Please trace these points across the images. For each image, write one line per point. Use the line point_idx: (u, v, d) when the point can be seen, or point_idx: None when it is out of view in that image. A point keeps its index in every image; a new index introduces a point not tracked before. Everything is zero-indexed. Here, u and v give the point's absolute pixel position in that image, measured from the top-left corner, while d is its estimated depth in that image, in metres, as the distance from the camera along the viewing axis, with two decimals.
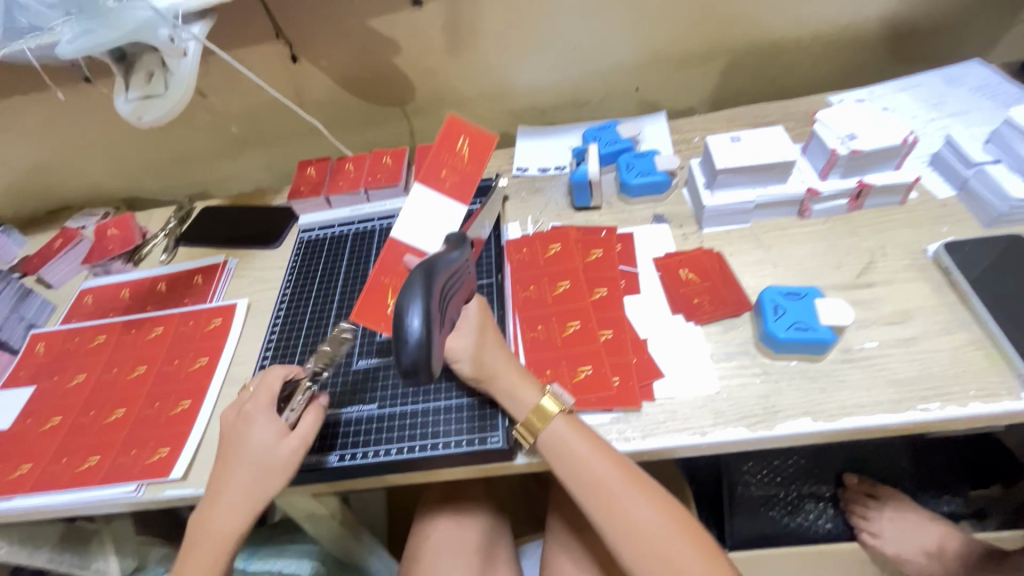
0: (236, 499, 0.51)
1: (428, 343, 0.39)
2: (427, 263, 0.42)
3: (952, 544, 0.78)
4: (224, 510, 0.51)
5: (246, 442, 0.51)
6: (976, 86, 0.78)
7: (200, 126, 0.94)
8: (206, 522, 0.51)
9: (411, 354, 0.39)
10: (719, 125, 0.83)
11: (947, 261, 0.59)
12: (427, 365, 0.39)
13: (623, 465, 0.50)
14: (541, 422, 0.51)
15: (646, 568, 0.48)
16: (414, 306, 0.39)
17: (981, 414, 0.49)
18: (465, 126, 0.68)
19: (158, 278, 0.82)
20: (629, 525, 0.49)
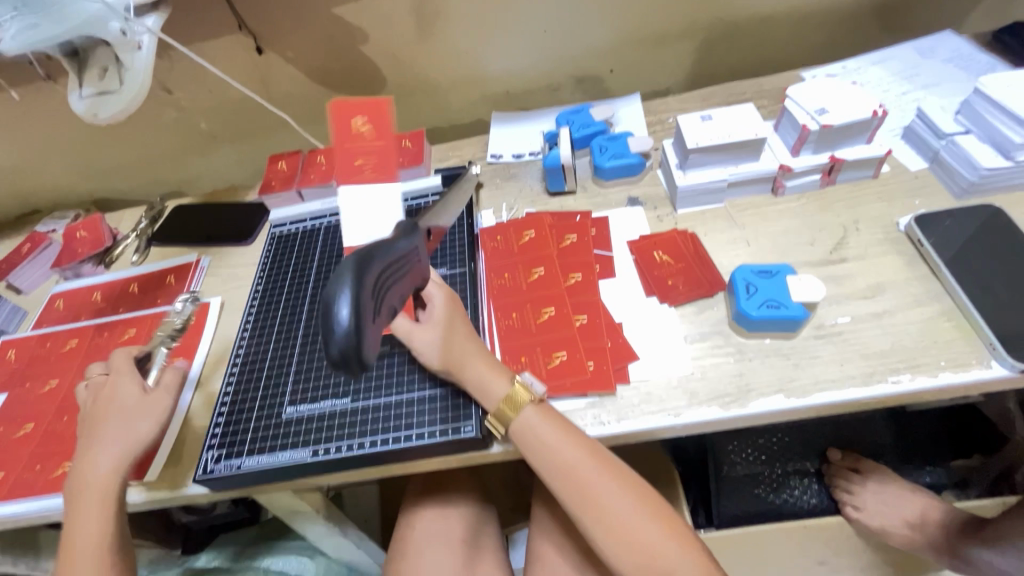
0: (109, 456, 0.55)
1: (359, 332, 0.36)
2: (361, 248, 0.38)
3: (933, 514, 0.79)
4: (104, 467, 0.54)
5: (113, 395, 0.57)
6: (949, 57, 0.77)
7: (166, 122, 0.92)
8: (84, 482, 0.54)
9: (340, 345, 0.35)
10: (693, 105, 0.82)
11: (918, 233, 0.59)
12: (358, 358, 0.36)
13: (596, 454, 0.50)
14: (513, 412, 0.51)
15: (619, 553, 0.48)
16: (343, 294, 0.35)
17: (951, 384, 0.50)
18: (353, 107, 0.70)
19: (131, 279, 0.81)
20: (602, 513, 0.49)
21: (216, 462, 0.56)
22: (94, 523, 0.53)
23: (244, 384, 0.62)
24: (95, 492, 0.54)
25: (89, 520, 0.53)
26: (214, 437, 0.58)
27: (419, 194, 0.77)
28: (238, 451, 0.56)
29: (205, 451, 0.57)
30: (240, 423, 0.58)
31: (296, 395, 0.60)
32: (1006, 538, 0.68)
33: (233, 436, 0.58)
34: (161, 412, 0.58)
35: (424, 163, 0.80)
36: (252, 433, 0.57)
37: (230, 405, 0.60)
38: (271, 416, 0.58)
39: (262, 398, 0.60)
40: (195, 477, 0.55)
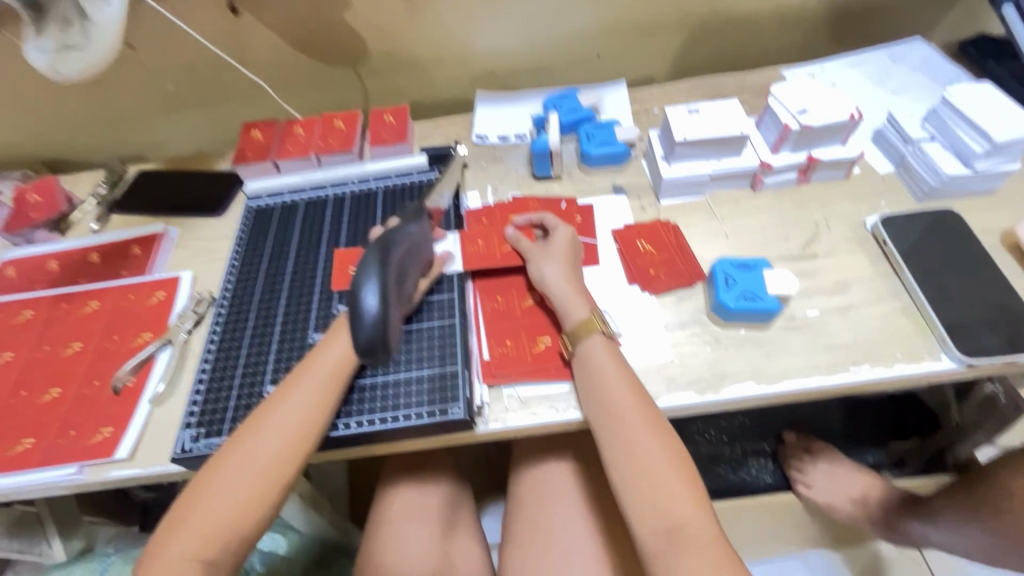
0: (303, 406, 0.51)
1: (380, 322, 0.44)
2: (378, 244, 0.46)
3: (876, 492, 0.85)
4: (287, 417, 0.51)
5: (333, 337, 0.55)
6: (918, 64, 0.81)
7: (128, 81, 0.86)
8: (256, 427, 0.51)
9: (366, 334, 0.44)
10: (677, 97, 0.83)
11: (883, 233, 0.63)
12: (384, 339, 0.44)
13: (638, 391, 0.51)
14: (584, 335, 0.55)
15: (635, 491, 0.47)
16: (366, 293, 0.44)
17: (905, 374, 0.54)
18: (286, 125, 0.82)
19: (91, 248, 0.77)
20: (630, 447, 0.49)
21: (195, 441, 0.55)
22: (237, 471, 0.49)
23: (222, 363, 0.60)
24: (250, 437, 0.50)
25: (232, 463, 0.49)
26: (192, 416, 0.56)
27: (404, 172, 0.76)
28: (218, 430, 0.55)
29: (182, 429, 0.56)
30: (219, 402, 0.57)
31: (278, 374, 0.58)
32: (939, 512, 0.74)
33: (212, 415, 0.56)
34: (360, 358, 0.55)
35: (408, 139, 0.78)
36: (232, 412, 0.56)
37: (208, 383, 0.59)
38: (251, 395, 0.57)
39: (242, 377, 0.59)
40: (172, 456, 0.54)
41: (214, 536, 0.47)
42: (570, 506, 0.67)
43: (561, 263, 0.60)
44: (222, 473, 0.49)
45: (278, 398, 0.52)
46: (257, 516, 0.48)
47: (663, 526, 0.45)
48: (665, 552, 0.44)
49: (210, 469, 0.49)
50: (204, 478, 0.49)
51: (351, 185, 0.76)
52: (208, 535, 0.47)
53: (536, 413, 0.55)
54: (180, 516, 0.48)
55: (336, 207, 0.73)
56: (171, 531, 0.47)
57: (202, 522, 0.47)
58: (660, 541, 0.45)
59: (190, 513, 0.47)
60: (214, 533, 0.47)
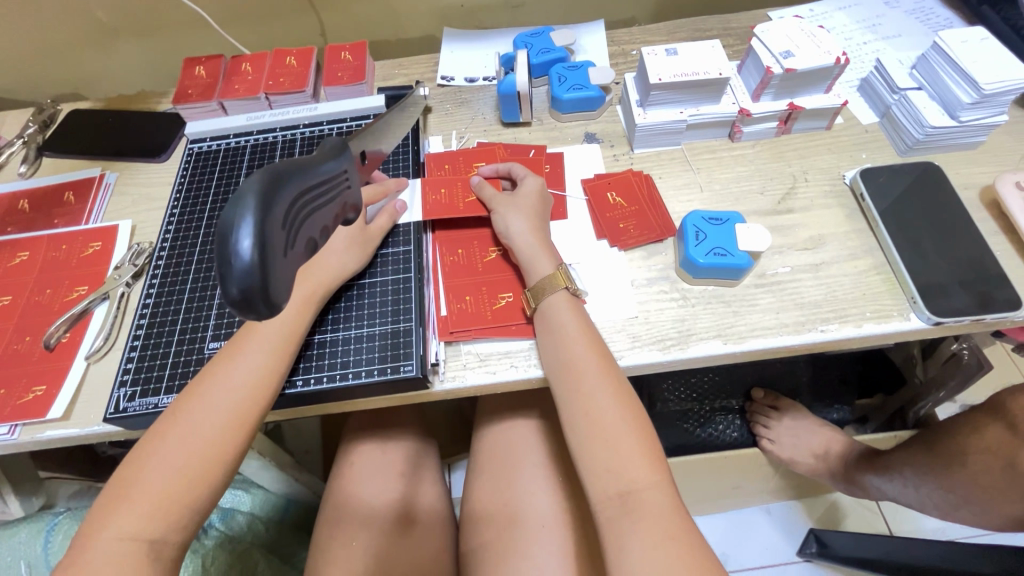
0: (251, 369, 0.48)
1: (263, 267, 0.30)
2: (270, 168, 0.33)
3: (836, 446, 0.87)
4: (233, 382, 0.48)
5: None
6: (911, 8, 0.76)
7: (51, 8, 0.77)
8: (197, 395, 0.47)
9: (239, 281, 0.30)
10: (657, 38, 0.78)
11: (861, 188, 0.60)
12: (263, 297, 0.31)
13: (600, 350, 0.49)
14: (548, 291, 0.52)
15: (591, 453, 0.46)
16: (243, 222, 0.30)
17: (874, 333, 0.53)
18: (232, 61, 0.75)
19: (20, 194, 0.70)
20: (588, 408, 0.47)
21: (129, 400, 0.51)
22: (183, 440, 0.45)
23: (160, 319, 0.56)
24: (194, 404, 0.47)
25: (175, 431, 0.46)
26: (126, 374, 0.53)
27: (360, 115, 0.70)
28: (155, 389, 0.52)
29: (117, 388, 0.52)
30: (156, 360, 0.54)
31: (220, 330, 0.55)
32: (896, 468, 0.76)
33: (148, 373, 0.53)
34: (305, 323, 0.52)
35: (366, 79, 0.72)
36: (170, 370, 0.53)
37: (144, 340, 0.55)
38: (191, 353, 0.54)
39: (181, 334, 0.55)
40: (106, 415, 0.51)
41: (158, 510, 0.43)
42: (534, 462, 0.66)
43: (526, 215, 0.56)
44: (165, 442, 0.45)
45: (221, 362, 0.49)
46: (206, 485, 0.45)
47: (617, 491, 0.44)
48: (619, 516, 0.43)
49: (152, 438, 0.46)
50: (146, 449, 0.45)
51: (302, 129, 0.70)
52: (149, 509, 0.43)
53: (494, 371, 0.53)
54: (118, 493, 0.44)
55: (285, 152, 0.68)
56: (111, 509, 0.43)
57: (143, 495, 0.43)
58: (612, 505, 0.44)
59: (130, 486, 0.44)
60: (158, 506, 0.43)
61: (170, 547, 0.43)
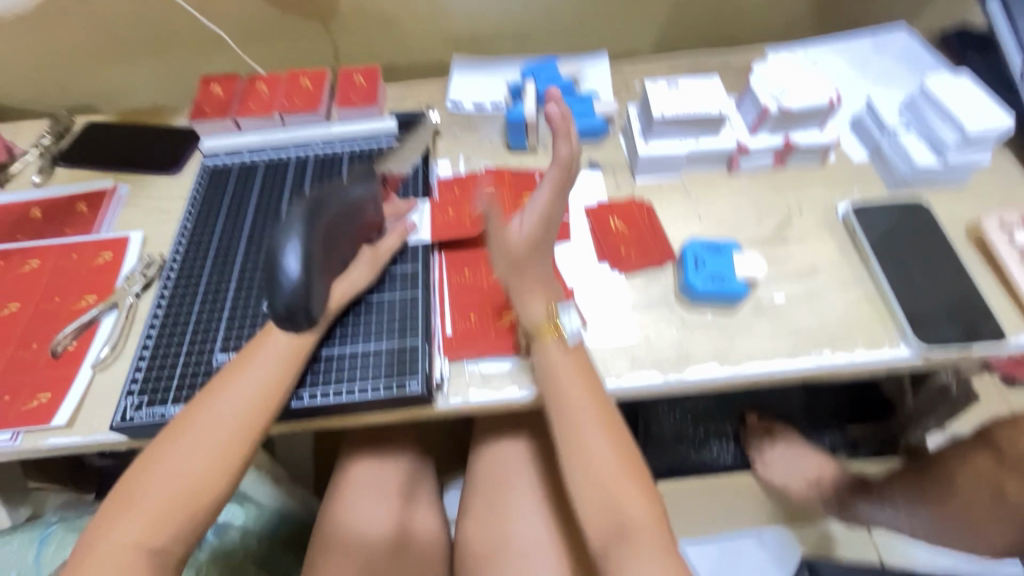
0: (259, 382, 0.49)
1: (302, 283, 0.48)
2: (312, 199, 0.50)
3: (829, 473, 0.87)
4: (241, 394, 0.48)
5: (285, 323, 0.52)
6: (900, 52, 0.80)
7: (75, 24, 0.79)
8: (204, 408, 0.48)
9: (286, 301, 0.48)
10: (659, 72, 0.81)
11: (853, 221, 0.62)
12: (302, 312, 0.49)
13: (593, 389, 0.50)
14: (539, 340, 0.52)
15: (587, 492, 0.48)
16: (291, 250, 0.47)
17: (865, 362, 0.54)
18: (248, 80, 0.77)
19: (33, 202, 0.72)
20: (583, 453, 0.49)
21: (136, 410, 0.52)
22: (189, 450, 0.46)
23: (169, 330, 0.57)
24: (202, 416, 0.47)
25: (183, 442, 0.46)
26: (135, 383, 0.54)
27: (371, 136, 0.72)
28: (162, 399, 0.53)
29: (125, 397, 0.53)
30: (164, 370, 0.54)
31: (228, 342, 0.56)
32: (888, 496, 0.77)
33: (156, 383, 0.54)
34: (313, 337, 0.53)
35: (377, 102, 0.75)
36: (178, 380, 0.54)
37: (153, 350, 0.56)
38: (199, 364, 0.55)
39: (190, 345, 0.56)
40: (112, 424, 0.51)
41: (162, 518, 0.44)
42: (530, 482, 0.67)
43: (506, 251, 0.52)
44: (171, 452, 0.46)
45: (230, 376, 0.49)
46: (209, 495, 0.46)
47: (613, 523, 0.47)
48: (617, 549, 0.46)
49: (158, 447, 0.46)
50: (152, 458, 0.46)
51: (315, 148, 0.72)
52: (154, 518, 0.44)
53: (497, 390, 0.54)
54: (124, 502, 0.44)
55: (298, 170, 0.70)
56: (115, 518, 0.43)
57: (148, 503, 0.44)
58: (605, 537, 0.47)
59: (135, 495, 0.44)
60: (162, 515, 0.44)
61: (170, 558, 0.44)
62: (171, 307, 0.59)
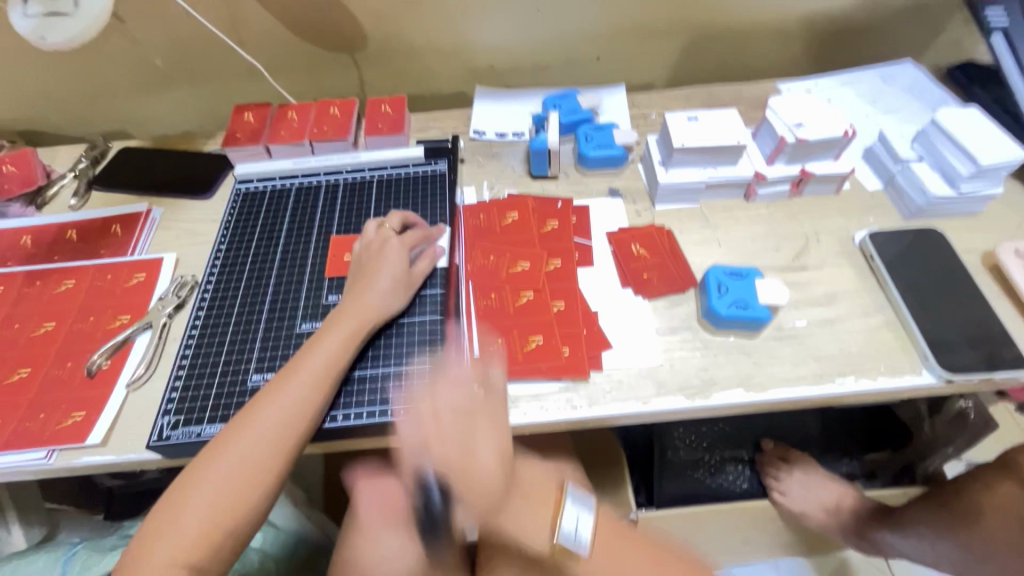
0: (296, 402, 0.50)
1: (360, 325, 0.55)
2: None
3: (848, 501, 0.86)
4: (277, 414, 0.49)
5: (316, 349, 0.53)
6: (908, 86, 0.83)
7: (116, 54, 0.83)
8: (238, 431, 0.48)
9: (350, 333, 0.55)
10: (675, 103, 0.84)
11: (871, 248, 0.64)
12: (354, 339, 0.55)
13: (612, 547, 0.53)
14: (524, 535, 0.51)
15: None
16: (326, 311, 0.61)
17: (888, 387, 0.55)
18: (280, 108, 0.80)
19: (69, 224, 0.74)
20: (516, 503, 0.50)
21: (173, 428, 0.53)
22: (228, 469, 0.47)
23: (204, 350, 0.58)
24: (236, 439, 0.48)
25: (218, 466, 0.47)
26: (171, 402, 0.55)
27: (400, 163, 0.75)
28: (198, 418, 0.53)
29: (161, 416, 0.54)
30: (200, 390, 0.55)
31: (263, 363, 0.57)
32: (911, 525, 0.76)
33: (192, 402, 0.55)
34: (343, 359, 0.53)
35: (404, 131, 0.77)
36: (214, 400, 0.55)
37: (189, 370, 0.57)
38: (234, 384, 0.56)
39: (225, 365, 0.57)
40: (149, 443, 0.52)
41: (203, 536, 0.45)
42: None
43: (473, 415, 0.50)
44: (209, 474, 0.46)
45: (262, 400, 0.50)
46: (247, 514, 0.47)
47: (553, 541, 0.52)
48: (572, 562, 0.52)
49: (195, 468, 0.47)
50: (191, 476, 0.47)
51: (344, 173, 0.74)
52: (193, 535, 0.44)
53: (526, 412, 0.54)
54: (164, 521, 0.45)
55: (328, 195, 0.72)
56: (156, 535, 0.44)
57: (188, 522, 0.45)
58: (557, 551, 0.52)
59: (175, 514, 0.45)
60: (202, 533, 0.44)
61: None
62: (205, 328, 0.60)
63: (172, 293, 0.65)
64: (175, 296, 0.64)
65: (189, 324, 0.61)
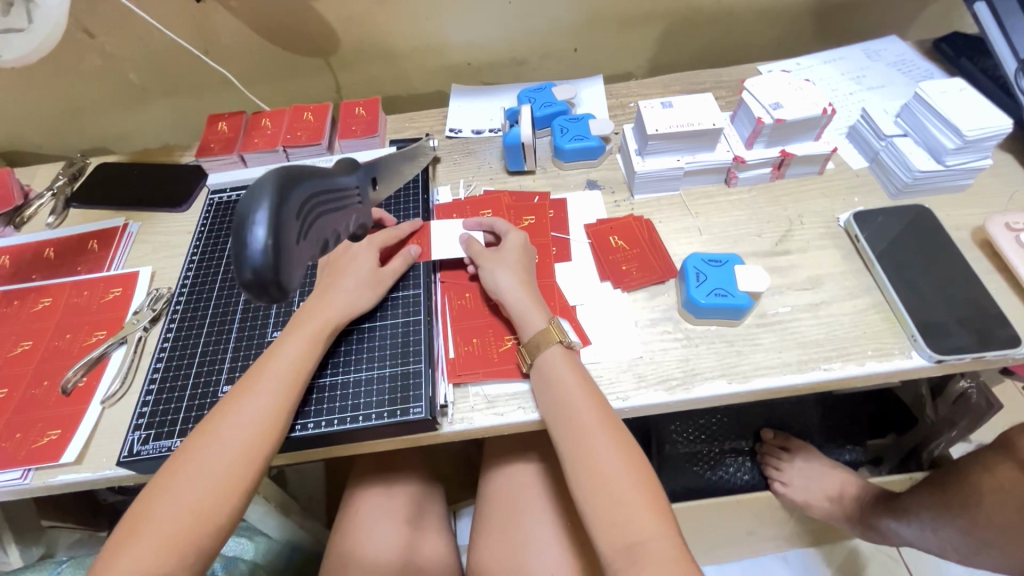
0: (258, 406, 0.49)
1: (273, 253, 0.38)
2: (286, 168, 0.41)
3: (851, 489, 0.84)
4: (241, 423, 0.48)
5: (280, 357, 0.52)
6: (893, 61, 0.81)
7: (89, 71, 0.83)
8: (202, 444, 0.48)
9: (254, 264, 0.37)
10: (654, 91, 0.82)
11: (856, 230, 0.62)
12: (272, 281, 0.38)
13: (608, 420, 0.49)
14: (543, 346, 0.52)
15: (597, 504, 0.46)
16: (258, 214, 0.38)
17: (876, 372, 0.53)
18: (255, 117, 0.79)
19: (46, 243, 0.73)
20: (591, 461, 0.47)
21: (143, 444, 0.52)
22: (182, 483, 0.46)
23: (176, 363, 0.58)
24: (200, 451, 0.47)
25: (181, 480, 0.46)
26: (142, 417, 0.54)
27: None
28: (168, 432, 0.53)
29: (131, 431, 0.53)
30: (171, 403, 0.55)
31: (234, 374, 0.56)
32: (914, 511, 0.74)
33: (163, 416, 0.54)
34: (310, 366, 0.52)
35: (378, 133, 0.76)
36: (185, 413, 0.54)
37: (160, 384, 0.56)
38: (205, 396, 0.55)
39: (196, 377, 0.56)
40: (119, 459, 0.52)
41: (167, 548, 0.43)
42: (539, 508, 0.66)
43: (514, 271, 0.57)
44: (173, 488, 0.45)
45: (226, 410, 0.49)
46: (212, 530, 0.45)
47: (623, 543, 0.44)
48: (626, 568, 0.43)
49: (159, 483, 0.46)
50: (157, 490, 0.46)
51: None
52: (154, 549, 0.43)
53: (502, 413, 0.53)
54: (126, 536, 0.44)
55: None
56: (121, 545, 0.43)
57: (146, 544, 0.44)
58: (620, 557, 0.44)
59: (137, 529, 0.44)
60: (165, 549, 0.43)
61: None
62: (177, 340, 0.60)
63: (145, 306, 0.64)
64: (147, 309, 0.64)
65: (162, 337, 0.60)
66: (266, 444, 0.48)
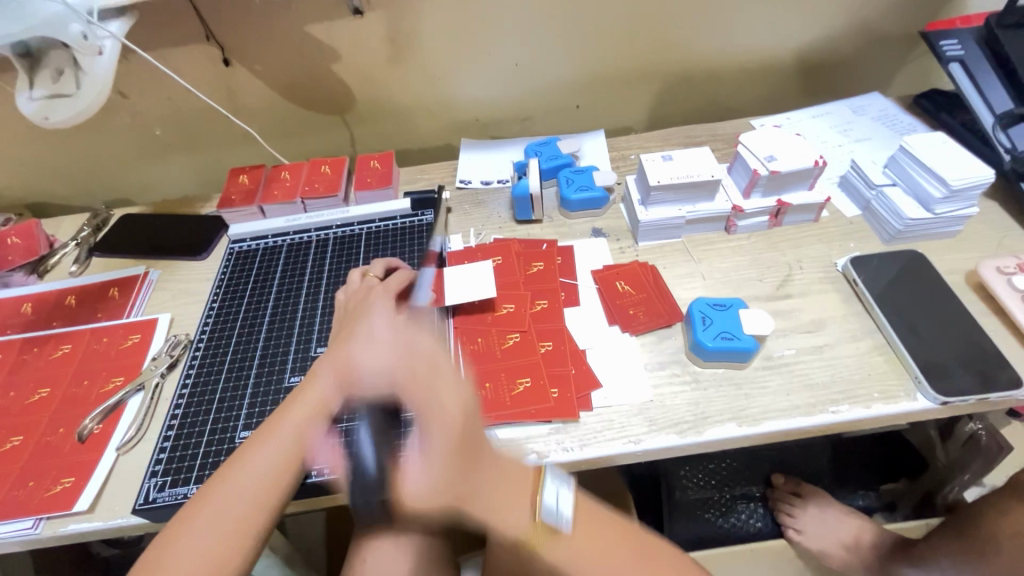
0: (276, 453, 0.50)
1: None
2: None
3: (867, 537, 0.82)
4: (258, 470, 0.49)
5: (299, 405, 0.53)
6: (878, 115, 0.86)
7: (119, 128, 0.88)
8: (218, 491, 0.48)
9: None
10: (652, 144, 0.87)
11: (855, 274, 0.64)
12: None
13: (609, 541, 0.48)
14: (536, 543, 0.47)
15: None
16: None
17: (883, 414, 0.54)
18: (274, 170, 0.83)
19: (68, 290, 0.76)
20: None
21: (160, 491, 0.53)
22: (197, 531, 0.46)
23: (194, 408, 0.59)
24: (216, 499, 0.47)
25: (195, 529, 0.46)
26: (159, 464, 0.55)
27: (387, 216, 0.77)
28: (185, 479, 0.53)
29: (149, 478, 0.54)
30: (188, 450, 0.55)
31: (251, 420, 0.57)
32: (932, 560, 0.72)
33: (180, 463, 0.55)
34: (328, 411, 0.53)
35: (392, 184, 0.80)
36: (202, 459, 0.55)
37: (178, 431, 0.57)
38: (222, 443, 0.56)
39: (214, 423, 0.57)
40: (135, 506, 0.52)
41: None
42: None
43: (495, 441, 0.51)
44: (188, 537, 0.45)
45: (242, 460, 0.50)
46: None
47: None
48: None
49: (174, 531, 0.46)
50: (171, 539, 0.46)
51: (335, 228, 0.77)
52: None
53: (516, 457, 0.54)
54: None
55: (318, 251, 0.74)
56: None
57: None
58: None
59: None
60: None
61: None
62: (196, 387, 0.61)
63: (165, 352, 0.66)
64: (166, 356, 0.65)
65: (181, 383, 0.61)
66: (282, 491, 0.49)
